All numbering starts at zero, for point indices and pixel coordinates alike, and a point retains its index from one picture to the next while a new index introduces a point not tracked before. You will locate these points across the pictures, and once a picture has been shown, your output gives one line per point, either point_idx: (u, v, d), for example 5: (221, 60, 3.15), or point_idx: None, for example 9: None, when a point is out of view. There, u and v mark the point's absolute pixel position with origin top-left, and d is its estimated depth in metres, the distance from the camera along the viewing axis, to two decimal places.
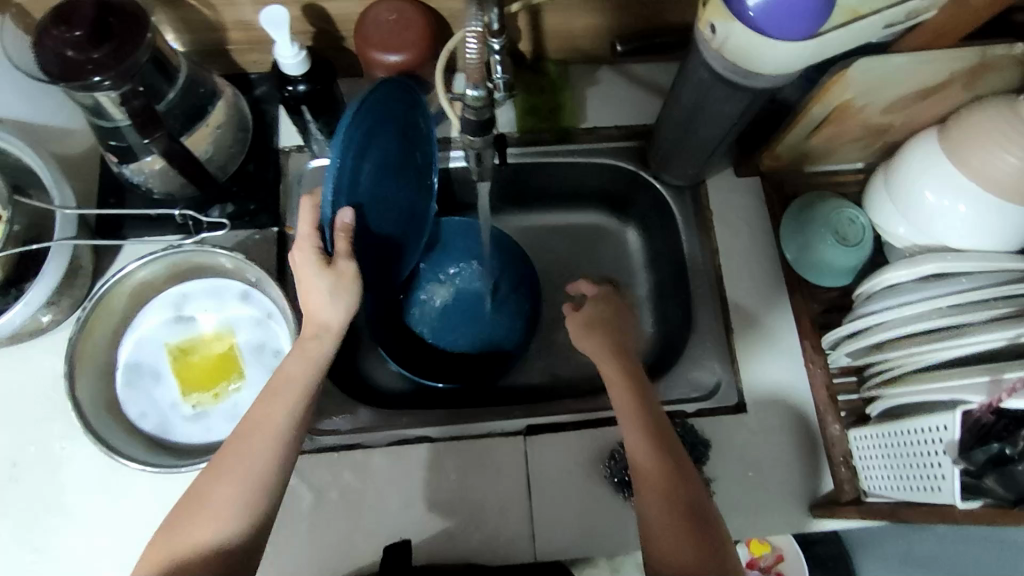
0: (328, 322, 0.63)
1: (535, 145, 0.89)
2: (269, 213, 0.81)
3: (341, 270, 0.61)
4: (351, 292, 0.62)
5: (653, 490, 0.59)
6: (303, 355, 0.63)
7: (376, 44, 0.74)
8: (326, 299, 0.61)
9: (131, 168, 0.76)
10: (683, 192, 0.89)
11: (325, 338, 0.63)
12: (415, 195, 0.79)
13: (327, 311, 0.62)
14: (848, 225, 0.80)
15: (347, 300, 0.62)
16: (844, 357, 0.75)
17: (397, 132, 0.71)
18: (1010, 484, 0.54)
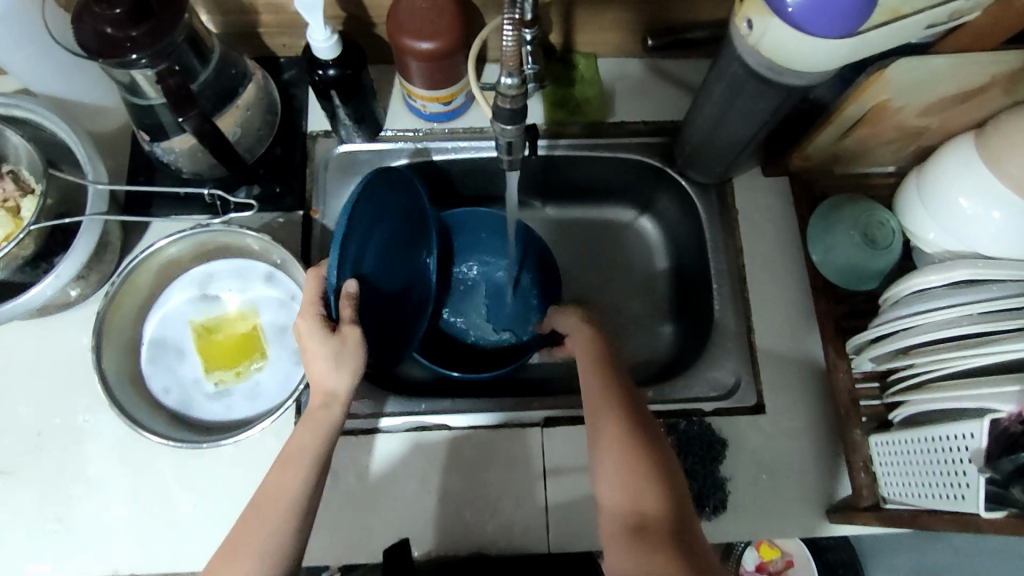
0: (336, 388, 0.64)
1: (586, 138, 0.89)
2: (294, 196, 0.82)
3: (345, 336, 0.63)
4: (354, 356, 0.63)
5: (609, 463, 0.63)
6: (315, 424, 0.64)
7: (410, 31, 0.74)
8: (331, 367, 0.63)
9: (162, 147, 0.76)
10: (708, 190, 0.88)
11: (334, 406, 0.65)
12: (418, 256, 0.84)
13: (332, 378, 0.64)
14: (878, 227, 0.78)
15: (351, 367, 0.64)
16: (868, 362, 0.73)
17: (398, 212, 0.77)
18: None
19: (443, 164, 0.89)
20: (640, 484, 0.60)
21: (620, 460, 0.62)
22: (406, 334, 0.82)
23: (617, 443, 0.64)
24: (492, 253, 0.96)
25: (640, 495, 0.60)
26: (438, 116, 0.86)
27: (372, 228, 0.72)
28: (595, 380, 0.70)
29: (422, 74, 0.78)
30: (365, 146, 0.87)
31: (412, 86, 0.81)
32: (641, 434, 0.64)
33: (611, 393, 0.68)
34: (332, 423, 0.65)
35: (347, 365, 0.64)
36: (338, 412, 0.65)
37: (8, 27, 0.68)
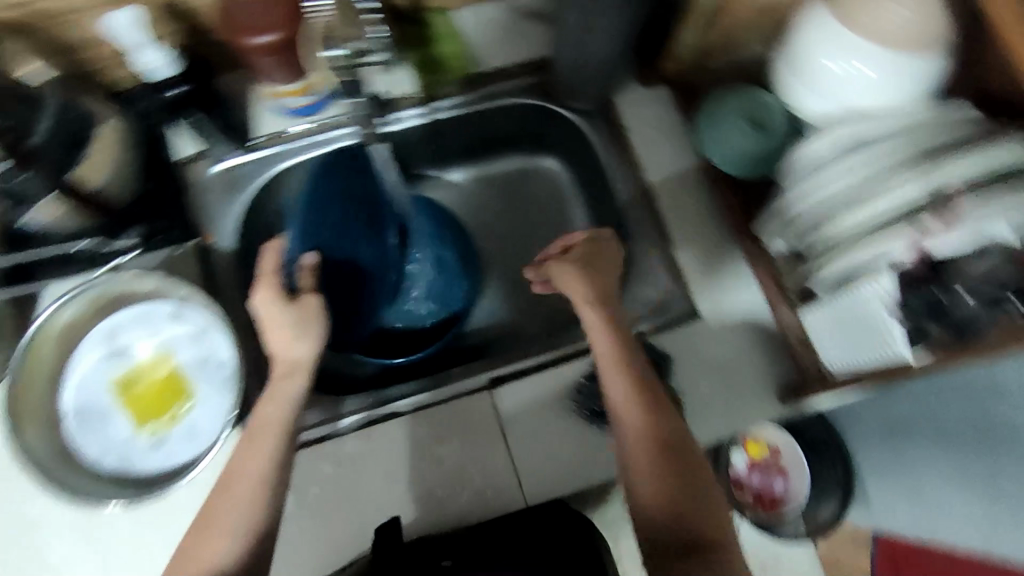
0: (299, 356, 0.66)
1: (465, 94, 0.87)
2: (181, 227, 0.80)
3: (304, 305, 0.68)
4: (315, 324, 0.68)
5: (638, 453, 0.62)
6: (276, 397, 0.64)
7: (246, 28, 0.70)
8: (293, 337, 0.66)
9: (31, 215, 0.70)
10: (594, 117, 0.88)
11: (296, 376, 0.66)
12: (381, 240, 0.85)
13: (294, 348, 0.66)
14: (764, 111, 0.78)
15: (314, 333, 0.67)
16: (777, 242, 0.74)
17: (353, 197, 0.80)
18: (946, 322, 0.59)
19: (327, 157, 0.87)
20: (671, 478, 0.60)
21: (643, 448, 0.62)
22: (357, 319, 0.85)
23: (637, 429, 0.63)
24: (433, 227, 0.94)
25: (670, 487, 0.60)
26: (304, 109, 0.83)
27: (330, 205, 0.76)
28: (614, 365, 0.67)
29: (274, 70, 0.75)
30: (244, 156, 0.85)
31: (271, 84, 0.78)
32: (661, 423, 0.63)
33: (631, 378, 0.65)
34: (298, 383, 0.66)
35: (307, 332, 0.67)
36: (300, 385, 0.65)
37: None
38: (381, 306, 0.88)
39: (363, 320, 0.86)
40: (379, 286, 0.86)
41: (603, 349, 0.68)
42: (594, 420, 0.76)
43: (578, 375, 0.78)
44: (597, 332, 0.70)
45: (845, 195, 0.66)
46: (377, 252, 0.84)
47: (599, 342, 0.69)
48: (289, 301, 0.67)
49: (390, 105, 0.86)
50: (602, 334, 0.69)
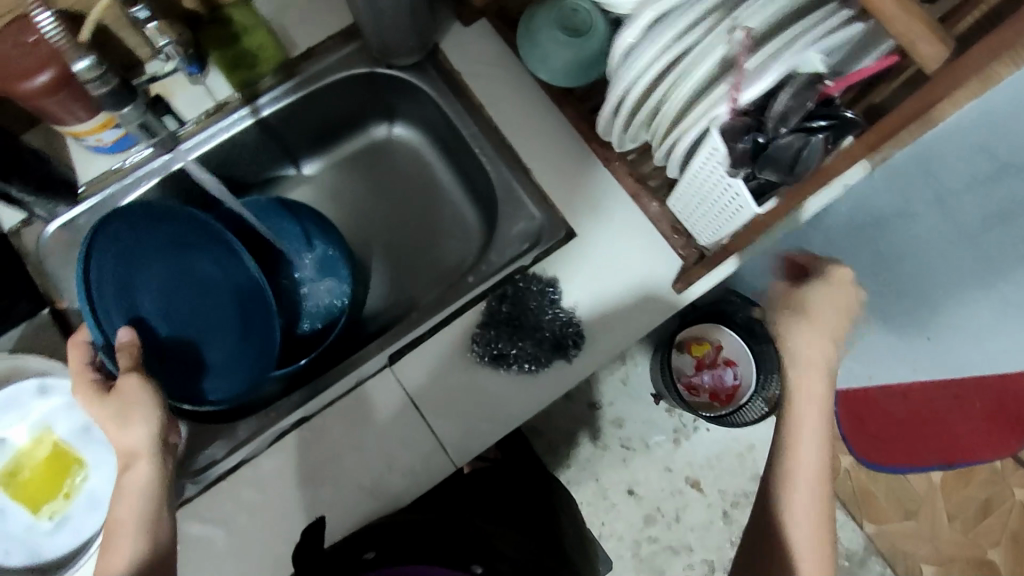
0: (135, 444, 0.62)
1: (289, 81, 0.83)
2: (28, 298, 0.75)
3: (121, 390, 0.63)
4: (141, 407, 0.62)
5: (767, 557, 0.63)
6: (127, 492, 0.61)
7: (18, 75, 0.66)
8: (120, 426, 0.62)
9: None
10: (424, 68, 0.85)
11: (139, 464, 0.61)
12: (234, 281, 0.83)
13: (126, 436, 0.62)
14: (573, 16, 0.77)
15: (144, 419, 0.62)
16: (627, 137, 0.74)
17: (176, 243, 0.80)
18: (778, 169, 0.60)
19: (162, 187, 0.82)
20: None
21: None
22: (197, 376, 0.80)
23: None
24: (301, 238, 0.90)
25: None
26: (119, 143, 0.78)
27: (137, 273, 0.77)
28: (823, 456, 0.62)
29: (67, 110, 0.71)
30: (74, 210, 0.79)
31: (73, 126, 0.73)
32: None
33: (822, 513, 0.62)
34: (146, 467, 0.61)
35: (134, 419, 0.62)
36: (146, 471, 0.61)
37: None
38: (233, 359, 0.82)
39: (208, 373, 0.80)
40: (244, 311, 0.83)
41: (799, 423, 0.62)
42: (499, 363, 0.75)
43: (472, 325, 0.77)
44: (802, 454, 0.62)
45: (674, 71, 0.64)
46: (224, 304, 0.83)
47: (808, 450, 0.62)
48: (103, 396, 0.63)
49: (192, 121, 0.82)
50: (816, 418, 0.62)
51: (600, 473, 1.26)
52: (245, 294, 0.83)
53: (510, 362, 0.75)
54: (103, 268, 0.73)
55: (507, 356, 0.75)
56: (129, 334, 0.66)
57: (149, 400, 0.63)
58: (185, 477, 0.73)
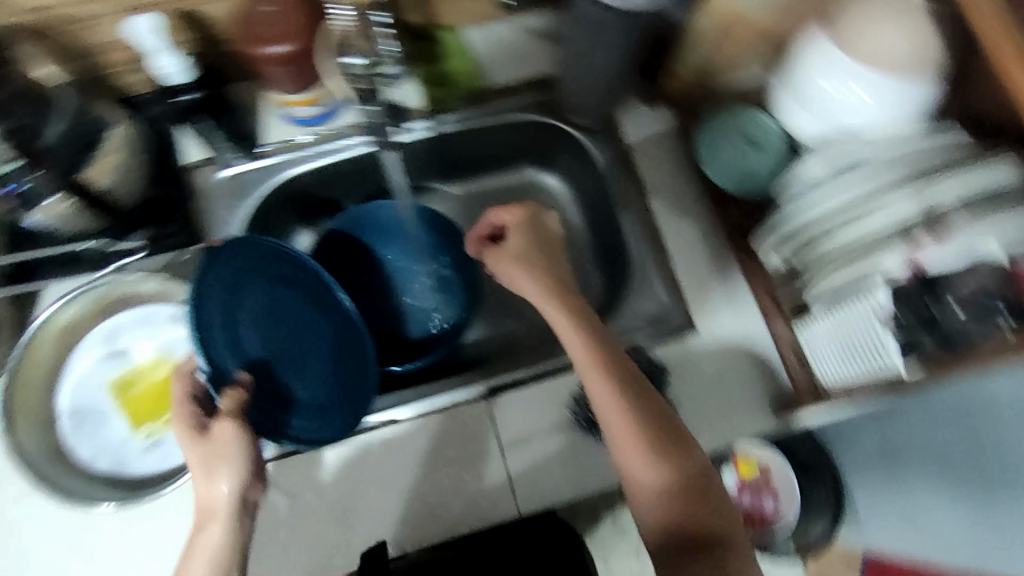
0: (216, 498, 0.61)
1: (472, 109, 0.88)
2: (189, 231, 0.80)
3: (215, 436, 0.61)
4: (230, 458, 0.61)
5: (641, 464, 0.62)
6: (201, 549, 0.60)
7: (261, 39, 0.73)
8: (206, 476, 0.61)
9: (38, 213, 0.73)
10: (597, 134, 0.90)
11: (213, 525, 0.61)
12: (332, 316, 0.75)
13: (211, 492, 0.61)
14: (762, 132, 0.80)
15: (229, 472, 0.61)
16: (774, 255, 0.76)
17: (283, 281, 0.73)
18: (944, 341, 0.62)
19: (331, 168, 0.87)
20: (678, 496, 0.61)
21: (656, 484, 0.62)
22: (286, 412, 0.70)
23: (649, 464, 0.62)
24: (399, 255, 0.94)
25: (674, 497, 0.61)
26: (311, 120, 0.84)
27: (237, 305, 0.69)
28: (611, 392, 0.65)
29: (285, 76, 0.76)
30: (249, 165, 0.84)
31: (279, 91, 0.79)
32: (649, 429, 0.63)
33: (632, 404, 0.64)
34: (222, 518, 0.61)
35: (220, 472, 0.61)
36: (220, 531, 0.61)
37: None
38: (329, 398, 0.73)
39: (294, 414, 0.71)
40: (351, 351, 0.75)
41: (552, 312, 0.71)
42: (593, 432, 0.77)
43: (575, 386, 0.79)
44: (587, 368, 0.67)
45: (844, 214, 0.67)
46: (321, 337, 0.75)
47: (603, 404, 0.65)
48: (197, 438, 0.61)
49: (404, 114, 0.86)
50: (594, 370, 0.66)
51: (613, 558, 1.24)
52: (346, 337, 0.75)
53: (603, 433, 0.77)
54: (207, 304, 0.65)
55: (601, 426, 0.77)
56: (244, 380, 0.65)
57: (241, 457, 0.62)
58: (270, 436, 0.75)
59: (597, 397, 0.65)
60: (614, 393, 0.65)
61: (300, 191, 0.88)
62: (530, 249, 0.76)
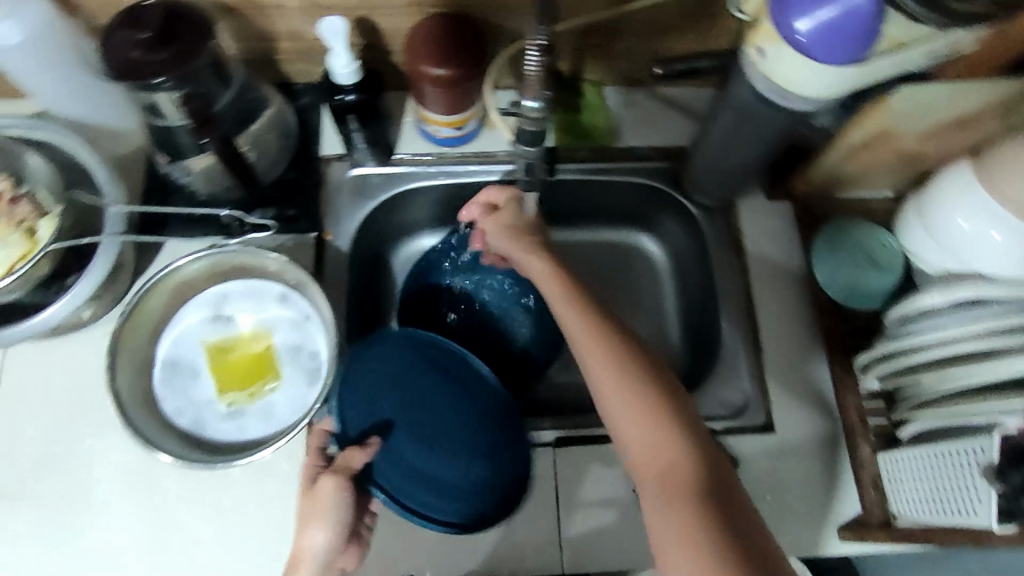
0: (307, 549, 0.62)
1: (592, 162, 0.90)
2: (309, 219, 0.83)
3: (318, 491, 0.63)
4: (323, 514, 0.62)
5: (614, 391, 0.60)
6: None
7: (424, 57, 0.76)
8: (303, 525, 0.62)
9: (179, 169, 0.79)
10: (713, 214, 0.90)
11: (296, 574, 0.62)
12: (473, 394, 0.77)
13: (302, 543, 0.62)
14: (880, 248, 0.81)
15: (320, 530, 0.62)
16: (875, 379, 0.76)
17: (428, 362, 0.77)
18: None
19: (455, 189, 0.90)
20: (656, 420, 0.58)
21: (636, 411, 0.58)
22: (445, 497, 0.71)
23: (624, 391, 0.59)
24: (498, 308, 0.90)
25: (651, 421, 0.58)
26: (450, 141, 0.87)
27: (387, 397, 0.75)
28: (586, 326, 0.64)
29: (437, 98, 0.80)
30: (376, 169, 0.87)
31: (428, 111, 0.83)
32: (626, 360, 0.61)
33: (609, 336, 0.63)
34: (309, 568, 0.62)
35: (311, 526, 0.62)
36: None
37: (33, 56, 0.70)
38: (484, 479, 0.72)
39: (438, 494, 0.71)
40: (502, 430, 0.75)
41: (533, 262, 0.73)
42: None
43: None
44: (567, 311, 0.67)
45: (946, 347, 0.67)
46: (465, 419, 0.75)
47: (577, 334, 0.65)
48: (307, 488, 0.64)
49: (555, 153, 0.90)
50: (568, 310, 0.67)
51: None
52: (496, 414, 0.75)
53: None
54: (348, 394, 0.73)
55: None
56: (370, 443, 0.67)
57: (337, 518, 0.62)
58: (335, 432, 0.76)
59: (572, 329, 0.65)
60: (591, 328, 0.64)
61: (417, 202, 0.91)
62: (524, 214, 0.77)
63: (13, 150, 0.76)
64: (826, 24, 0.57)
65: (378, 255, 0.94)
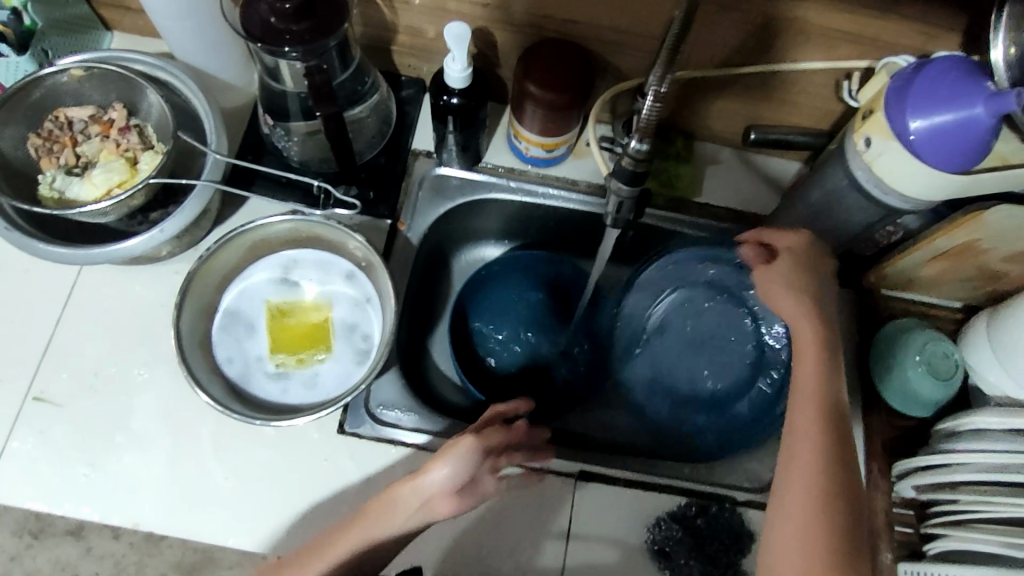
0: (432, 480, 0.63)
1: (668, 210, 0.91)
2: (387, 205, 0.86)
3: (456, 441, 0.64)
4: (449, 456, 0.63)
5: (795, 513, 0.60)
6: (392, 506, 0.64)
7: (535, 78, 0.77)
8: (435, 461, 0.64)
9: (281, 132, 0.83)
10: None
11: (411, 496, 0.64)
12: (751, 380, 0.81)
13: (426, 476, 0.63)
14: (941, 358, 0.78)
15: (444, 471, 0.63)
16: (909, 489, 0.75)
17: (706, 286, 0.93)
18: None
19: (529, 210, 0.92)
20: (819, 552, 0.58)
21: (802, 543, 0.59)
22: (654, 398, 0.91)
23: (805, 519, 0.60)
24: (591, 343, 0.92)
25: (818, 561, 0.58)
26: (537, 160, 0.89)
27: (653, 299, 0.93)
28: (812, 414, 0.64)
29: (536, 118, 0.82)
30: (460, 172, 0.89)
31: (524, 129, 0.84)
32: (827, 485, 0.61)
33: (821, 463, 0.62)
34: (415, 491, 0.64)
35: (436, 460, 0.63)
36: (410, 499, 0.63)
37: (177, 0, 0.74)
38: (701, 389, 0.91)
39: (678, 417, 0.89)
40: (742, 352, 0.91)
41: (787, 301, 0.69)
42: (658, 560, 0.76)
43: (662, 510, 0.78)
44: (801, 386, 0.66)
45: (985, 470, 0.68)
46: (704, 351, 0.92)
47: (799, 440, 0.64)
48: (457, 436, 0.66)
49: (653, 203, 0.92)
50: (804, 388, 0.66)
51: None
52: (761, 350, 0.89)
53: (670, 565, 0.76)
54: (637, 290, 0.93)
55: (672, 559, 0.76)
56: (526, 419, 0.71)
57: (462, 464, 0.63)
58: (368, 415, 0.77)
59: (795, 419, 0.65)
60: (815, 441, 0.63)
61: (489, 212, 0.92)
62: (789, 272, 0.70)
63: (136, 86, 0.80)
64: (941, 130, 0.58)
65: (442, 254, 0.96)
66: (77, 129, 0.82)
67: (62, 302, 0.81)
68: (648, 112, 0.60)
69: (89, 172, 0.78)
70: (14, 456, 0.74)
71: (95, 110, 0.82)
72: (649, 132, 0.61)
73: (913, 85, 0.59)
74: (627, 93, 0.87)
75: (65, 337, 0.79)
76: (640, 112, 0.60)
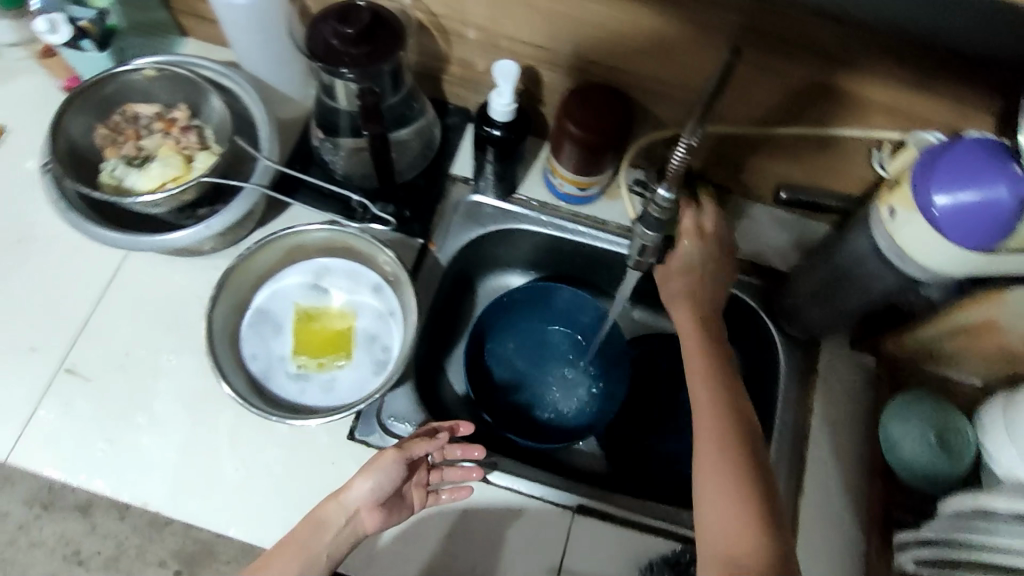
0: (358, 494, 0.70)
1: None
2: (420, 224, 0.89)
3: (381, 456, 0.71)
4: (376, 472, 0.70)
5: (715, 503, 0.63)
6: (321, 522, 0.70)
7: (574, 117, 0.80)
8: (360, 478, 0.70)
9: (329, 146, 0.88)
10: (797, 347, 0.91)
11: (340, 513, 0.70)
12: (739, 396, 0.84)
13: (351, 491, 0.70)
14: (955, 434, 0.78)
15: (367, 486, 0.70)
16: (909, 563, 0.73)
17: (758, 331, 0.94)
18: None
19: (557, 244, 0.94)
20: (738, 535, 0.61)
21: (726, 536, 0.61)
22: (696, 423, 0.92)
23: (723, 505, 0.63)
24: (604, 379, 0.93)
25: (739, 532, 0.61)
26: (570, 198, 0.91)
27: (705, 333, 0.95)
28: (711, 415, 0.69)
29: (572, 157, 0.85)
30: (494, 202, 0.92)
31: (559, 165, 0.87)
32: (738, 473, 0.64)
33: (724, 455, 0.65)
34: (343, 504, 0.70)
35: (362, 476, 0.70)
36: (338, 515, 0.70)
37: (250, 16, 0.80)
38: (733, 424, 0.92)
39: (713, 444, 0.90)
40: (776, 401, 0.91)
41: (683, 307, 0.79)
42: None
43: (655, 553, 0.77)
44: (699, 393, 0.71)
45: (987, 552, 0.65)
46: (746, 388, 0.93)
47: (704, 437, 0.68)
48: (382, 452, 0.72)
49: None
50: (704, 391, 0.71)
51: None
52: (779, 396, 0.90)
53: None
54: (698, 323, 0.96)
55: None
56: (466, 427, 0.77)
57: (385, 478, 0.70)
58: (379, 424, 0.79)
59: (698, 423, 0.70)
60: (717, 433, 0.67)
61: (518, 242, 0.95)
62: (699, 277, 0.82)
63: (201, 90, 0.86)
64: (965, 207, 0.59)
65: (469, 278, 0.99)
66: (142, 123, 0.87)
67: (104, 284, 0.85)
68: (677, 163, 0.62)
69: (148, 165, 0.83)
70: (40, 424, 0.78)
71: (160, 108, 0.87)
72: (677, 180, 0.64)
73: (938, 162, 0.61)
74: (663, 142, 0.90)
75: (102, 316, 0.83)
76: (670, 162, 0.62)
